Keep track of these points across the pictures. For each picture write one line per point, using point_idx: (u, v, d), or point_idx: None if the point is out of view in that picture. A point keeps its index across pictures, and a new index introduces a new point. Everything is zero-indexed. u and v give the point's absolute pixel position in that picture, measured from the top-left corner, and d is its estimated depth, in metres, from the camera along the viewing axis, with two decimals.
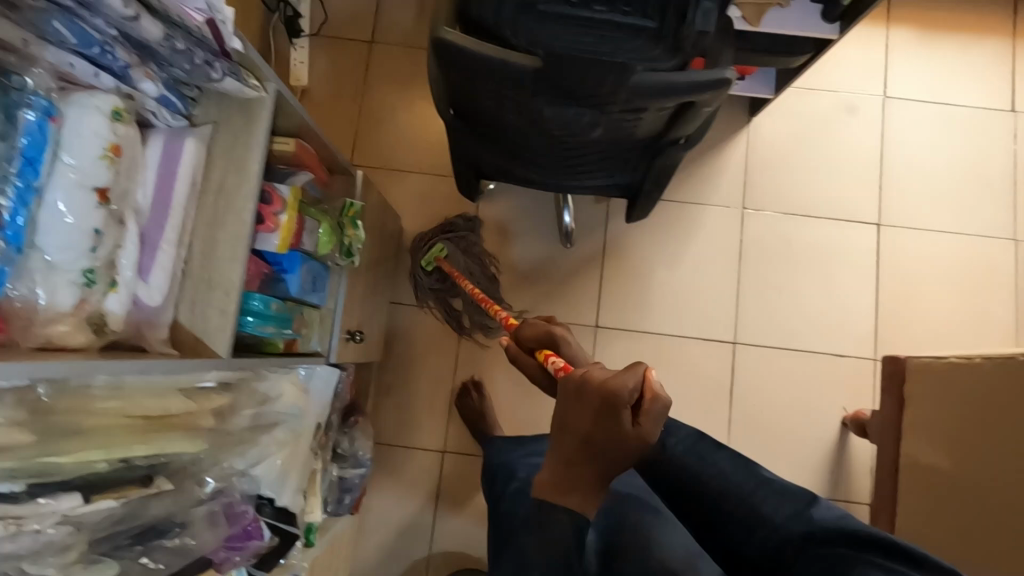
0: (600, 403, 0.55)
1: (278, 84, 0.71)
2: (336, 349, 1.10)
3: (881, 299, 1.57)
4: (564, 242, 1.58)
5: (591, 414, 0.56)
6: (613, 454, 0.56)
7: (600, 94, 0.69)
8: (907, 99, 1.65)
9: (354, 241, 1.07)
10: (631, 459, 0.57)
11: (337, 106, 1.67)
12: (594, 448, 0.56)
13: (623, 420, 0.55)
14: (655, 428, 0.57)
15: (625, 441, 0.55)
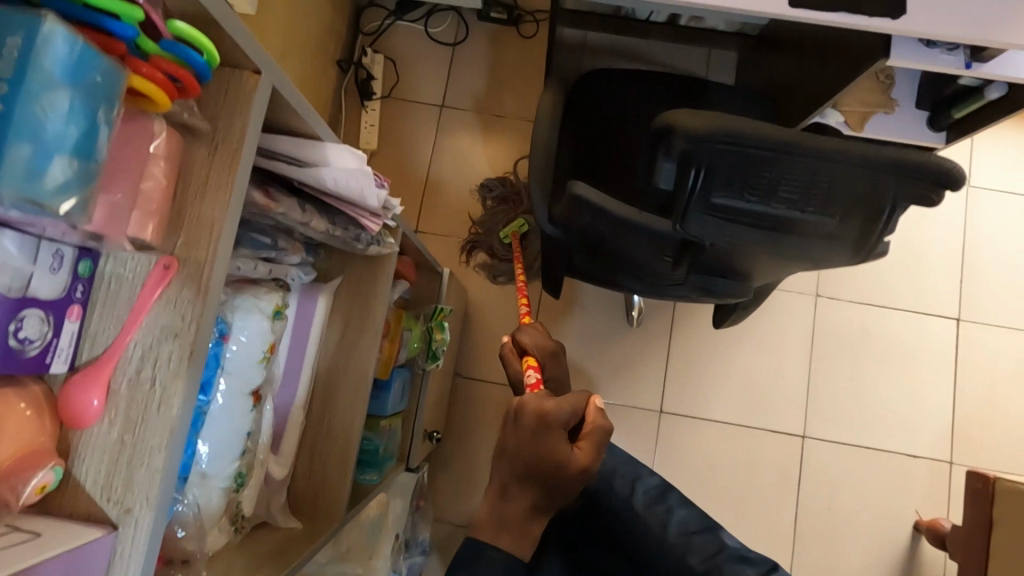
0: (534, 428, 0.63)
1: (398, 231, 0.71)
2: (416, 451, 1.07)
3: (958, 397, 1.51)
4: (629, 320, 1.54)
5: (530, 435, 0.63)
6: (551, 476, 0.62)
7: (748, 263, 0.66)
8: (992, 188, 1.58)
9: (441, 345, 1.04)
10: (573, 485, 0.64)
11: (404, 169, 1.65)
12: (535, 468, 0.62)
13: (560, 441, 0.63)
14: (596, 454, 0.65)
15: (566, 468, 0.62)
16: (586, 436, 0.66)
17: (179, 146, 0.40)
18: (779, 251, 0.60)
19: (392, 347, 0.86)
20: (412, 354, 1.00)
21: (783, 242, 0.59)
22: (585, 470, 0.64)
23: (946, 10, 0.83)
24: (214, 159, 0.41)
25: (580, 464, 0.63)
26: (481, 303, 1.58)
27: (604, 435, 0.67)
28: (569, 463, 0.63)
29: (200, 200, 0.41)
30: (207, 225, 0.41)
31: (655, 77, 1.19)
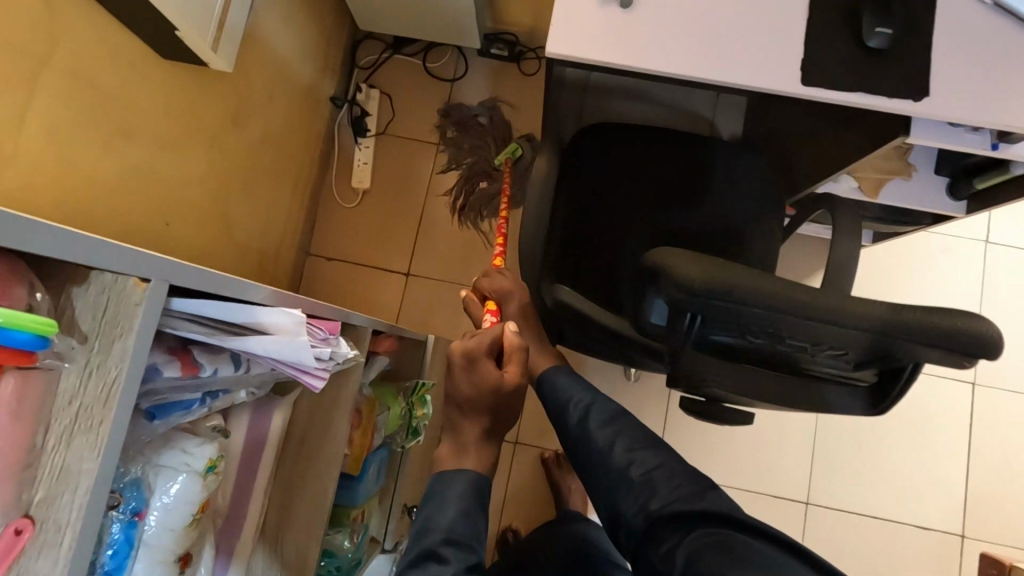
0: (464, 361, 0.69)
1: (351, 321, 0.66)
2: (392, 530, 1.02)
3: (972, 467, 1.44)
4: (626, 375, 1.48)
5: (462, 373, 0.69)
6: (492, 397, 0.68)
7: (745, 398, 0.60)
8: (1012, 246, 1.51)
9: (422, 420, 0.99)
10: (516, 401, 0.70)
11: (398, 211, 1.59)
12: (476, 399, 0.68)
13: (488, 369, 0.68)
14: (522, 369, 0.70)
15: (498, 388, 0.68)
16: (512, 358, 0.71)
17: (42, 385, 0.37)
18: (787, 396, 0.54)
19: (365, 438, 0.81)
20: (390, 432, 0.95)
21: (784, 383, 0.54)
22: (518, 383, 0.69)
23: (968, 94, 0.77)
24: (86, 394, 0.37)
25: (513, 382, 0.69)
26: None
27: (522, 352, 0.71)
28: (502, 386, 0.68)
29: (67, 446, 0.37)
30: (71, 478, 0.37)
31: (658, 135, 1.13)
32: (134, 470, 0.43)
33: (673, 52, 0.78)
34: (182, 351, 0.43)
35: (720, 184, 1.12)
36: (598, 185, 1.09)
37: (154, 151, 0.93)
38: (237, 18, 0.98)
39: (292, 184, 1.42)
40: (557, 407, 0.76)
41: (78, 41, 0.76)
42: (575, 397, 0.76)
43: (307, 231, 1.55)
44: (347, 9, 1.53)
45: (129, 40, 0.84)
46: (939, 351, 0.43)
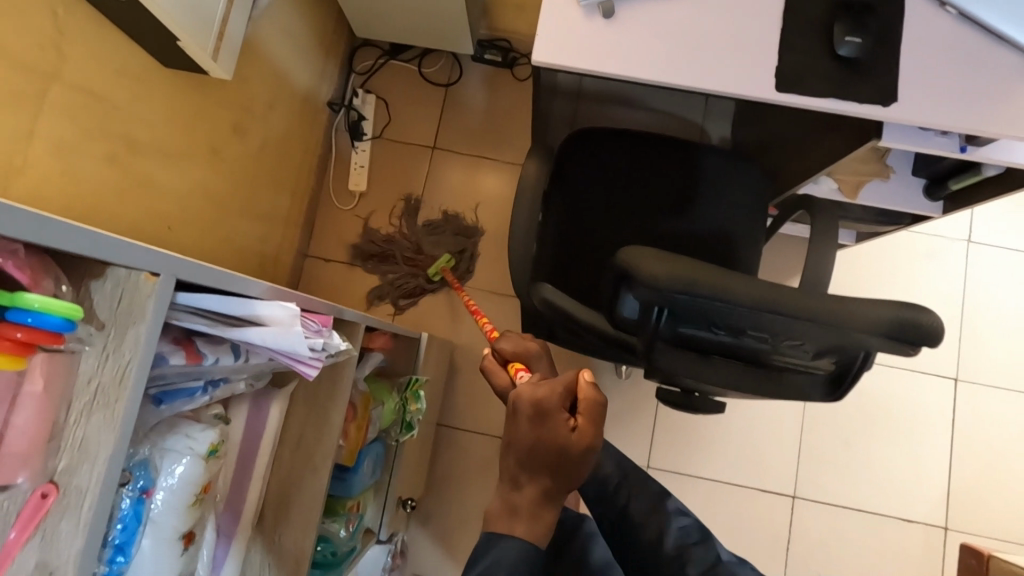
0: (532, 412, 0.57)
1: (346, 317, 0.70)
2: (387, 522, 1.05)
3: (956, 462, 1.47)
4: (618, 372, 1.51)
5: (528, 424, 0.57)
6: (558, 459, 0.56)
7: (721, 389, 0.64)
8: (993, 245, 1.55)
9: (416, 415, 1.02)
10: (583, 466, 0.58)
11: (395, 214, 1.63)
12: (540, 456, 0.56)
13: (560, 423, 0.57)
14: (599, 425, 0.58)
15: (568, 448, 0.56)
16: (585, 411, 0.59)
17: (65, 371, 0.40)
18: (754, 386, 0.57)
19: (360, 431, 0.84)
20: (385, 426, 0.98)
21: (754, 373, 0.57)
22: (591, 443, 0.57)
23: (936, 97, 0.81)
24: (103, 375, 0.40)
25: (585, 443, 0.57)
26: (469, 352, 1.55)
27: (601, 408, 0.59)
28: (573, 445, 0.56)
29: (86, 420, 0.40)
30: (90, 448, 0.40)
31: (646, 140, 1.16)
32: (141, 452, 0.46)
33: (653, 59, 0.82)
34: (187, 341, 0.46)
35: (705, 186, 1.16)
36: (587, 188, 1.13)
37: (157, 157, 0.97)
38: (237, 27, 1.02)
39: (290, 188, 1.46)
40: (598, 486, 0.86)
41: (83, 53, 0.79)
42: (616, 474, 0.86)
43: (305, 234, 1.59)
44: (344, 17, 1.57)
45: (132, 51, 0.87)
46: (887, 341, 0.47)
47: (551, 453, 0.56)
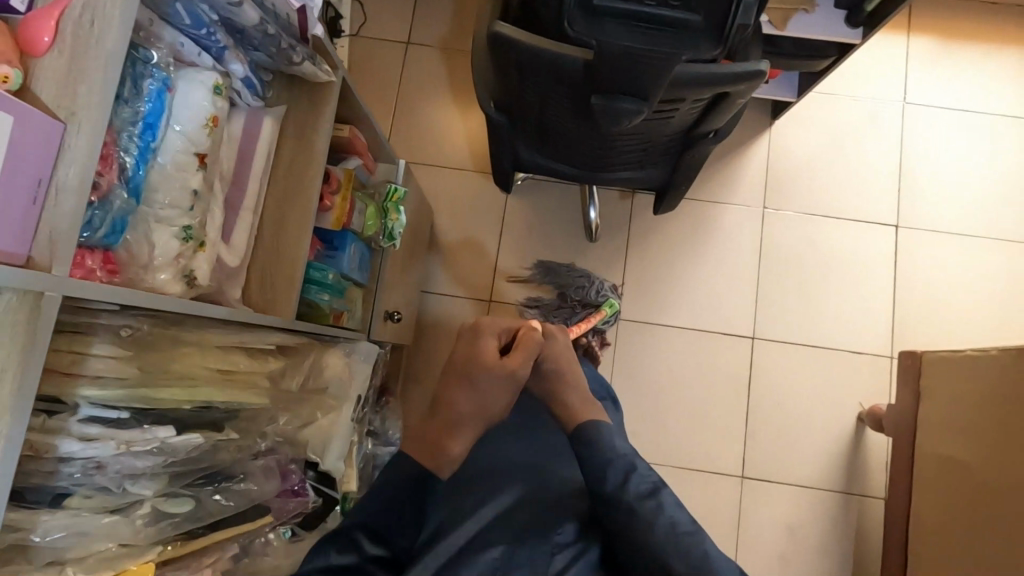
0: (469, 333, 0.93)
1: (341, 72, 0.80)
2: (375, 324, 1.18)
3: (899, 299, 1.61)
4: (588, 235, 1.63)
5: (467, 340, 0.92)
6: (476, 362, 0.89)
7: (644, 86, 0.74)
8: (928, 104, 1.68)
9: (396, 225, 1.14)
10: (500, 378, 0.89)
11: (375, 103, 1.74)
12: (469, 364, 0.89)
13: (484, 341, 0.91)
14: (523, 358, 0.91)
15: (489, 364, 0.88)
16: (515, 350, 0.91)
17: None
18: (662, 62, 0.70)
19: (343, 204, 0.95)
20: (370, 229, 1.09)
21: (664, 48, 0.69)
22: (510, 367, 0.89)
23: None
24: None
25: (506, 363, 0.89)
26: (448, 224, 1.67)
27: (526, 348, 0.92)
28: (494, 360, 0.89)
29: None
30: None
31: None
32: (159, 58, 0.58)
33: None
34: None
35: None
36: None
37: None
38: None
39: None
40: (597, 466, 0.84)
41: None
42: (619, 458, 0.84)
43: None
44: None
45: None
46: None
47: (470, 365, 0.89)
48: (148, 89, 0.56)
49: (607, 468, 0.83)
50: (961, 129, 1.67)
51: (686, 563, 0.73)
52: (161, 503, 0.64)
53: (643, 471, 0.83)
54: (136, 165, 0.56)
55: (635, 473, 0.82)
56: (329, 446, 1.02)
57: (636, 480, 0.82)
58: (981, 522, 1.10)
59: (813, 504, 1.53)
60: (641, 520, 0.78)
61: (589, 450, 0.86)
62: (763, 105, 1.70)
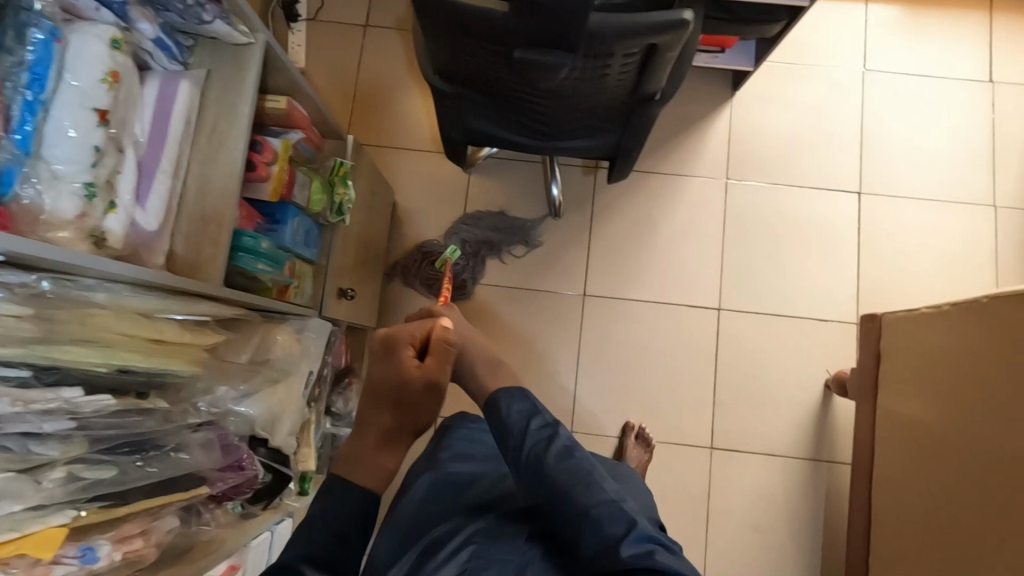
0: (384, 346, 0.83)
1: (264, 35, 0.79)
2: (328, 303, 1.15)
3: (863, 264, 1.61)
4: (552, 212, 1.62)
5: (382, 355, 0.82)
6: (397, 384, 0.80)
7: (567, 35, 0.73)
8: (887, 71, 1.68)
9: (345, 200, 1.12)
10: (424, 394, 0.80)
11: (332, 108, 1.71)
12: (386, 384, 0.81)
13: (400, 355, 0.81)
14: (439, 364, 0.80)
15: (408, 380, 0.80)
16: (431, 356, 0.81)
17: None
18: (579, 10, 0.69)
19: (281, 174, 0.94)
20: (315, 204, 1.08)
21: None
22: (427, 378, 0.80)
23: None
24: None
25: (423, 375, 0.80)
26: (410, 206, 1.66)
27: (442, 351, 0.81)
28: (410, 373, 0.80)
29: None
30: None
31: None
32: (47, 12, 0.62)
33: None
34: None
35: None
36: None
37: None
38: None
39: None
40: (501, 426, 0.83)
41: None
42: (515, 416, 0.82)
43: None
44: None
45: None
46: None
47: (390, 383, 0.81)
48: (33, 40, 0.60)
49: (511, 430, 0.81)
50: (922, 93, 1.67)
51: (580, 515, 0.74)
52: (76, 468, 0.65)
53: (547, 425, 0.81)
54: (24, 116, 0.60)
55: (538, 429, 0.81)
56: (279, 422, 1.01)
57: (534, 434, 0.80)
58: (936, 477, 1.10)
59: (781, 472, 1.53)
60: (549, 477, 0.77)
61: (493, 416, 0.84)
62: (723, 77, 1.69)
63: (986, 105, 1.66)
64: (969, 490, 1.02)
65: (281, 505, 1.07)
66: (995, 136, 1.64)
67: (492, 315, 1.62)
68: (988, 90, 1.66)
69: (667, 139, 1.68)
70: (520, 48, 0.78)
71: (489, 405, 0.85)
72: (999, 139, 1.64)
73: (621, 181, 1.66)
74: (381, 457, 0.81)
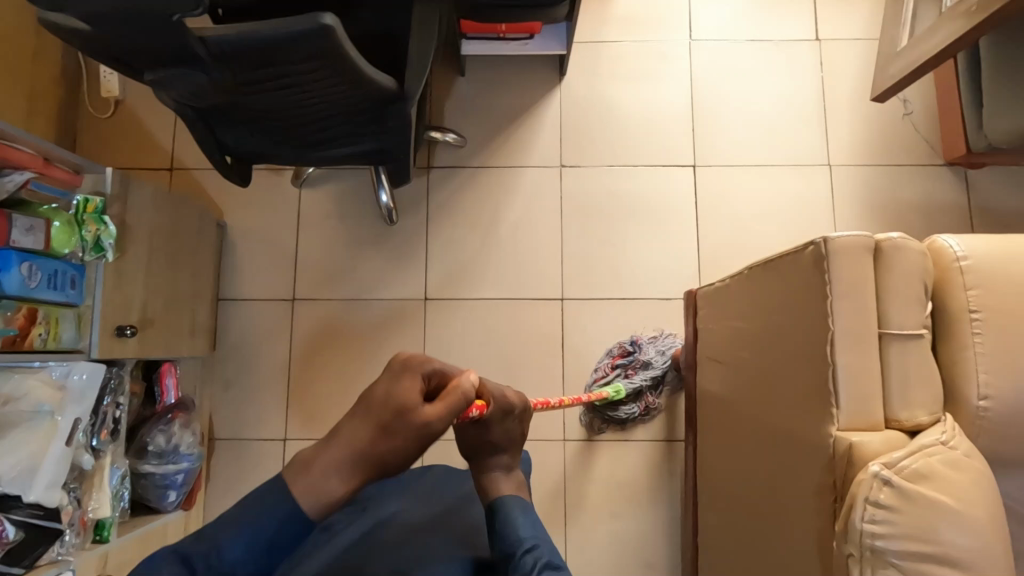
0: (397, 367, 0.69)
1: None
2: (98, 344, 1.11)
3: (703, 238, 1.60)
4: (386, 220, 1.59)
5: (388, 376, 0.68)
6: (395, 411, 0.65)
7: (174, 49, 0.70)
8: (714, 39, 1.66)
9: (101, 236, 1.10)
10: (415, 435, 0.65)
11: (147, 176, 1.63)
12: (381, 403, 0.66)
13: (409, 384, 0.67)
14: (449, 416, 0.68)
15: (413, 414, 0.65)
16: (445, 399, 0.69)
17: None
18: (158, 23, 0.65)
19: None
20: (63, 245, 1.06)
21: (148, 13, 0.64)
22: (430, 423, 0.66)
23: None
24: None
25: (425, 413, 0.66)
26: (244, 227, 1.62)
27: (456, 402, 0.69)
28: (416, 408, 0.66)
29: None
30: None
31: None
32: None
33: None
34: None
35: None
36: None
37: None
38: None
39: (24, 94, 1.48)
40: (505, 545, 0.76)
41: None
42: (519, 539, 0.76)
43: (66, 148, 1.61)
44: None
45: None
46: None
47: (392, 403, 0.65)
48: None
49: (507, 548, 0.76)
50: (751, 59, 1.65)
51: None
52: None
53: (552, 556, 0.75)
54: None
55: (537, 554, 0.74)
56: (33, 476, 0.98)
57: (529, 560, 0.74)
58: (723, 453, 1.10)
59: (635, 455, 1.52)
60: None
61: (495, 526, 0.79)
62: (550, 62, 1.66)
63: (815, 63, 1.64)
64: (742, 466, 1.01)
65: (64, 558, 1.06)
66: (824, 93, 1.64)
67: (337, 329, 1.59)
68: (816, 48, 1.65)
69: (499, 130, 1.64)
70: (153, 67, 0.76)
71: (495, 513, 0.80)
72: (829, 98, 1.63)
73: (455, 180, 1.63)
74: (332, 474, 0.63)
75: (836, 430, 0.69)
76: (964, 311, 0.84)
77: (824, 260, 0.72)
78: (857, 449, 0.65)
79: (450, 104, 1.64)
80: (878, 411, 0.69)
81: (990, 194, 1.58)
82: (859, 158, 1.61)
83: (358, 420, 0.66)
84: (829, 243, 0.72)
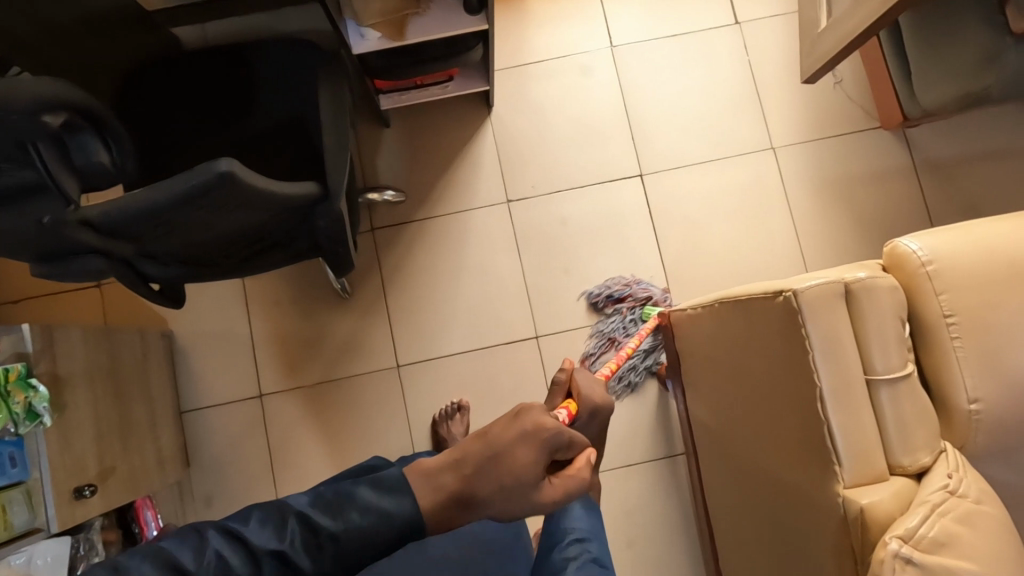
0: (524, 430, 0.55)
1: None
2: (57, 516, 1.02)
3: (664, 246, 1.57)
4: (341, 293, 1.52)
5: (511, 431, 0.55)
6: (512, 476, 0.54)
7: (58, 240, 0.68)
8: (635, 42, 1.62)
9: (35, 401, 1.01)
10: (522, 509, 0.55)
11: (74, 299, 1.51)
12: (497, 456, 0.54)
13: (531, 456, 0.55)
14: (564, 501, 0.57)
15: (530, 483, 0.54)
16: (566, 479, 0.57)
17: None
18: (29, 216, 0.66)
19: None
20: None
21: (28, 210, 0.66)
22: (546, 504, 0.56)
23: None
24: None
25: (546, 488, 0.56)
26: (193, 332, 1.53)
27: (579, 488, 0.58)
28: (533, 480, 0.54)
29: None
30: None
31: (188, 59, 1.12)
32: None
33: None
34: None
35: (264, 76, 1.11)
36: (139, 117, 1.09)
37: None
38: None
39: None
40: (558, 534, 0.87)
41: None
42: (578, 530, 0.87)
43: None
44: None
45: None
46: (13, 118, 0.59)
47: (512, 471, 0.54)
48: None
49: (559, 531, 0.88)
50: (676, 54, 1.62)
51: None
52: None
53: (600, 554, 0.84)
54: None
55: (584, 546, 0.84)
56: None
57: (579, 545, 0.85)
58: (726, 484, 1.08)
59: (640, 477, 1.50)
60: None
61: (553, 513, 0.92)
62: (474, 96, 1.60)
63: (739, 47, 1.62)
64: (746, 500, 1.00)
65: None
66: (754, 77, 1.62)
67: (312, 415, 1.52)
68: (736, 33, 1.62)
69: (438, 177, 1.58)
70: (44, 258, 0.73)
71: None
72: (760, 80, 1.61)
73: (402, 237, 1.56)
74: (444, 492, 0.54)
75: (843, 489, 0.69)
76: (939, 317, 0.83)
77: (797, 314, 0.70)
78: (868, 513, 0.65)
79: (382, 159, 1.57)
80: (881, 462, 0.69)
81: (932, 147, 1.59)
82: (800, 135, 1.60)
83: (473, 479, 0.54)
84: (798, 296, 0.70)
